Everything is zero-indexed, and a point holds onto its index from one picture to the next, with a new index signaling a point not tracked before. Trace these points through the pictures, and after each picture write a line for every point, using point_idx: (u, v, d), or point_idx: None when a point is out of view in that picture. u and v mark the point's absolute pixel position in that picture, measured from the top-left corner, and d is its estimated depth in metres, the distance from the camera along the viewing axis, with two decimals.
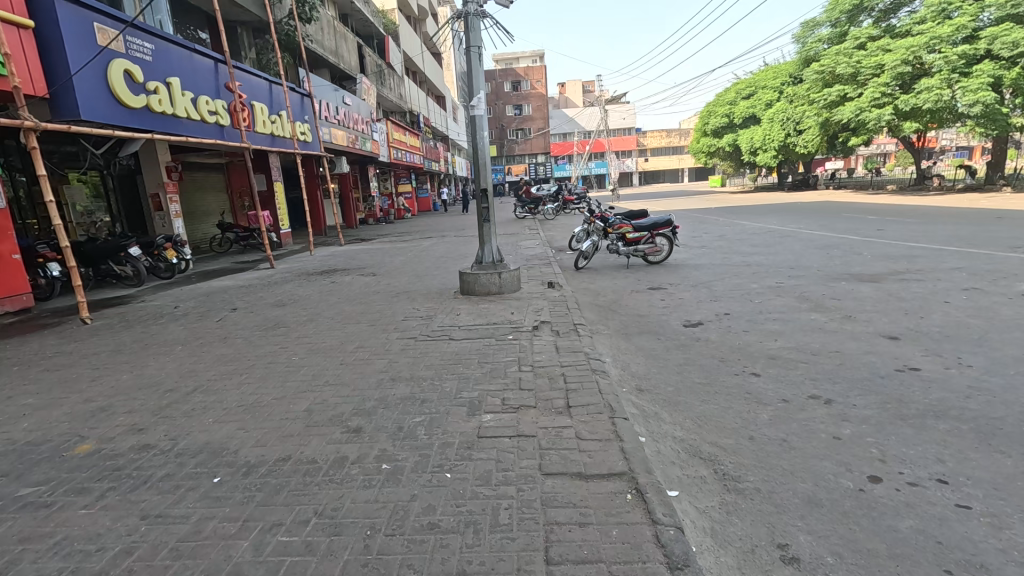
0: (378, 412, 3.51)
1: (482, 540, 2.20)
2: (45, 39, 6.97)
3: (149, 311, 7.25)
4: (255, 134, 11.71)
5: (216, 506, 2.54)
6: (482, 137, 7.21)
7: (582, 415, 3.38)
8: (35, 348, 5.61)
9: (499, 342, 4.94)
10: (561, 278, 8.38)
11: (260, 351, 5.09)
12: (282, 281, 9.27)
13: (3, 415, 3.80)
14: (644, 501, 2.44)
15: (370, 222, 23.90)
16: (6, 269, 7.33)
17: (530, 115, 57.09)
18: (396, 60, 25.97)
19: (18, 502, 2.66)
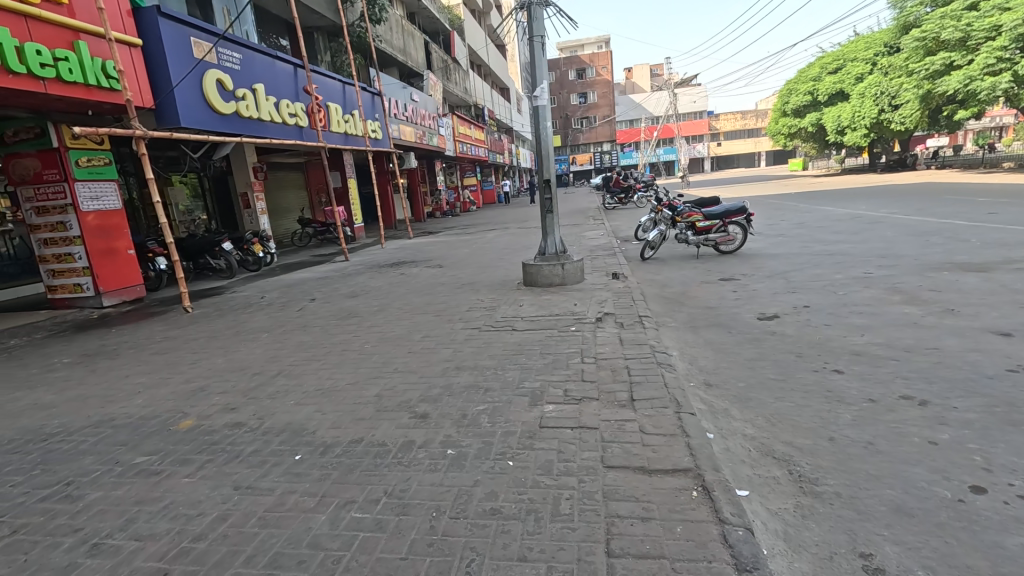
0: (443, 399, 3.63)
1: (544, 528, 2.23)
2: (151, 55, 7.72)
3: (239, 301, 7.91)
4: (330, 134, 12.35)
5: (297, 481, 2.74)
6: (545, 127, 7.17)
7: (647, 409, 3.30)
8: (146, 334, 6.31)
9: (561, 334, 4.93)
10: (626, 269, 8.19)
11: (335, 339, 5.42)
12: (355, 273, 9.77)
13: (122, 392, 4.31)
14: (711, 499, 2.36)
15: (437, 215, 24.57)
16: (123, 263, 8.27)
17: (596, 102, 55.97)
18: (461, 54, 26.38)
19: (134, 468, 3.02)
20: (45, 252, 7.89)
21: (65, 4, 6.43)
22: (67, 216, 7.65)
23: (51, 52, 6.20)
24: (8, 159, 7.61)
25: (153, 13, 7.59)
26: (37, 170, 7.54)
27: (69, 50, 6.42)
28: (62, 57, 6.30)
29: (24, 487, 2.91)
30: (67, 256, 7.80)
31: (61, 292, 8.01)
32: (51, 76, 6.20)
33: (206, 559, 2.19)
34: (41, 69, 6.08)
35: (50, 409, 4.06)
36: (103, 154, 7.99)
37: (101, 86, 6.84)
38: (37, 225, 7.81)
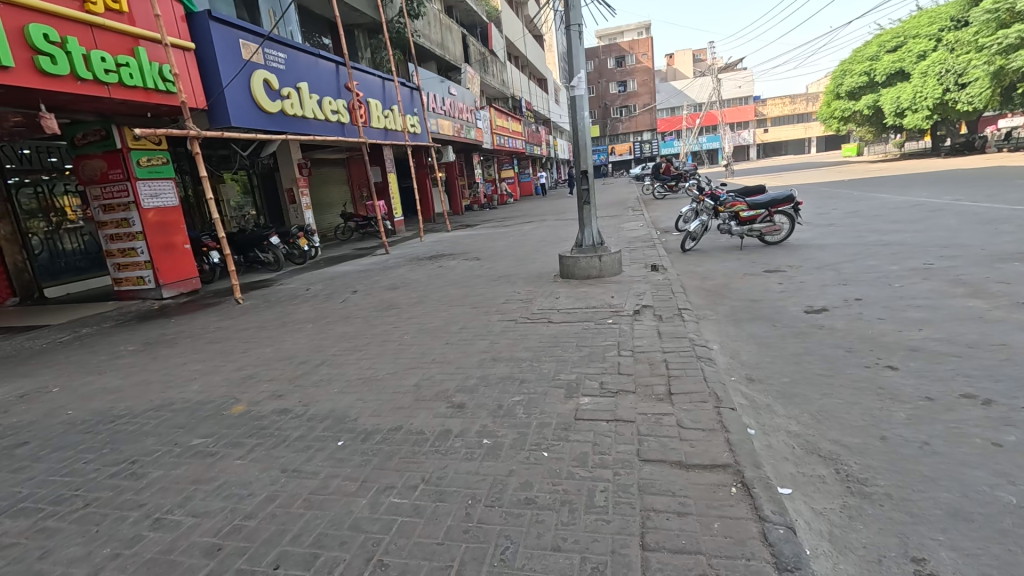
0: (480, 390, 3.68)
1: (578, 519, 2.23)
2: (203, 58, 8.09)
3: (286, 293, 8.24)
4: (371, 129, 12.61)
5: (340, 466, 2.85)
6: (583, 117, 7.09)
7: (685, 403, 3.24)
8: (202, 324, 6.68)
9: (598, 326, 4.89)
10: (666, 261, 8.02)
11: (376, 330, 5.58)
12: (394, 266, 9.98)
13: (180, 378, 4.59)
14: (751, 496, 2.31)
15: (475, 208, 24.74)
16: (179, 257, 8.75)
17: (636, 91, 54.73)
18: (499, 46, 26.34)
19: (191, 449, 3.22)
20: (111, 247, 8.43)
21: (125, 13, 6.82)
22: (130, 213, 8.14)
23: (113, 59, 6.59)
24: (77, 161, 8.16)
25: (205, 17, 7.93)
26: (103, 170, 8.05)
27: (130, 56, 6.81)
28: (123, 63, 6.69)
29: (95, 464, 3.15)
30: (130, 251, 8.31)
31: (126, 284, 8.56)
32: (114, 82, 6.60)
33: (256, 536, 2.32)
34: (105, 75, 6.48)
35: (116, 393, 4.37)
36: (161, 154, 8.45)
37: (159, 90, 7.23)
38: (103, 222, 8.35)
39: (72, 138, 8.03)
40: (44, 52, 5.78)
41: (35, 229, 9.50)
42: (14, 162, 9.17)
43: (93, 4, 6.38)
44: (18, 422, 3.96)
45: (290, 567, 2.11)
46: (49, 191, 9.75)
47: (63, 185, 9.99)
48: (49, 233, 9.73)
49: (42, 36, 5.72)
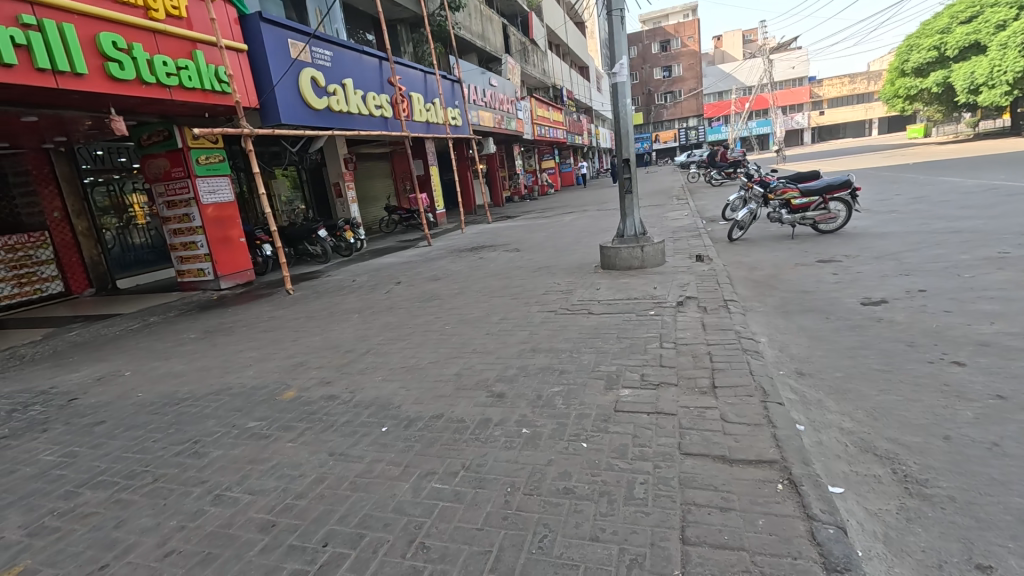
0: (519, 380, 3.71)
1: (616, 510, 2.22)
2: (255, 58, 8.42)
3: (334, 284, 8.53)
4: (413, 123, 12.80)
5: (384, 451, 2.95)
6: (625, 105, 6.95)
7: (729, 396, 3.16)
8: (256, 313, 7.03)
9: (640, 318, 4.81)
10: (712, 251, 7.78)
11: (419, 320, 5.70)
12: (436, 257, 10.14)
13: (237, 364, 4.86)
14: (799, 494, 2.23)
15: (515, 199, 24.75)
16: (235, 249, 9.21)
17: (681, 76, 53.00)
18: (539, 35, 26.10)
19: (248, 431, 3.41)
20: (174, 241, 8.96)
21: (184, 18, 7.18)
22: (190, 208, 8.62)
23: (174, 62, 6.95)
24: (144, 160, 8.70)
25: (256, 19, 8.24)
26: (166, 168, 8.56)
27: (188, 59, 7.16)
28: (182, 66, 7.05)
29: (163, 443, 3.39)
30: (191, 244, 8.82)
31: (188, 276, 9.09)
32: (175, 84, 6.97)
33: (307, 515, 2.44)
34: (166, 78, 6.85)
35: (181, 377, 4.68)
36: (217, 152, 8.89)
37: (215, 90, 7.58)
38: (167, 217, 8.88)
39: (139, 139, 8.57)
40: (113, 59, 6.17)
41: (107, 225, 10.23)
42: (89, 162, 9.90)
43: (155, 11, 6.74)
44: (96, 402, 4.31)
45: (337, 545, 2.21)
46: (119, 189, 10.47)
47: (132, 183, 10.69)
48: (119, 228, 10.46)
49: (111, 43, 6.11)
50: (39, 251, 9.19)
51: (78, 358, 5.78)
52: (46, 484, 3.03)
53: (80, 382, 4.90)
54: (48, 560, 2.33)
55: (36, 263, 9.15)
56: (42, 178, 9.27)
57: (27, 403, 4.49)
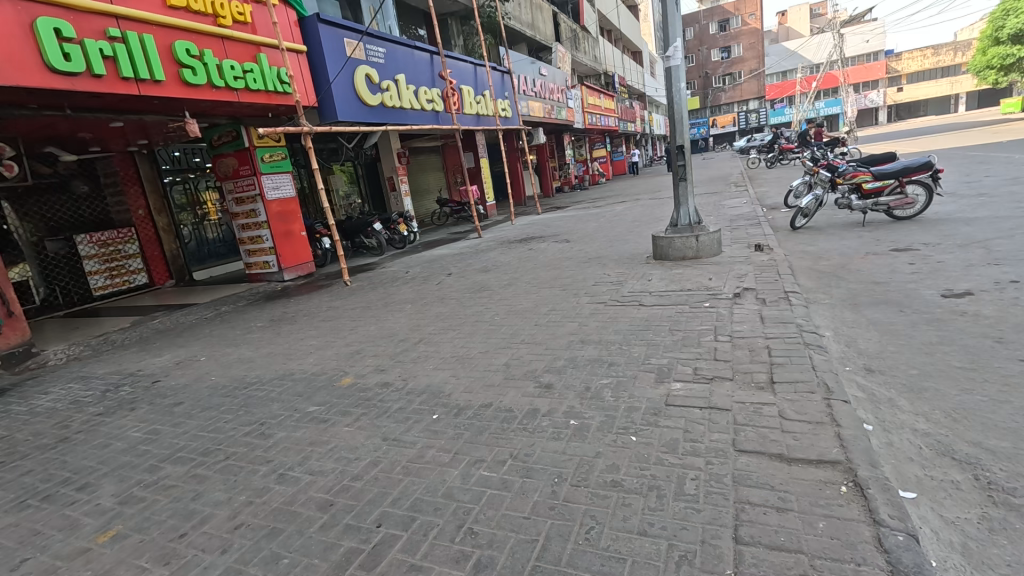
0: (568, 371, 3.70)
1: (666, 506, 2.18)
2: (313, 58, 8.76)
3: (388, 275, 8.79)
4: (464, 116, 12.92)
5: (435, 438, 3.03)
6: (679, 89, 6.69)
7: (789, 393, 3.01)
8: (316, 304, 7.38)
9: (693, 310, 4.66)
10: (773, 240, 7.40)
11: (469, 311, 5.79)
12: (487, 249, 10.22)
13: (300, 352, 5.14)
14: (864, 497, 2.10)
15: (566, 189, 24.52)
16: (297, 243, 9.67)
17: (742, 56, 50.40)
18: (591, 21, 25.57)
19: (308, 415, 3.60)
20: (242, 235, 9.53)
21: (250, 23, 7.55)
22: (257, 204, 9.13)
23: (241, 66, 7.34)
24: (215, 160, 9.29)
25: (314, 20, 8.56)
26: (234, 167, 9.10)
27: (253, 62, 7.54)
28: (248, 69, 7.43)
29: (233, 423, 3.64)
30: (258, 238, 9.35)
31: (255, 268, 9.65)
32: (242, 87, 7.36)
33: (362, 497, 2.55)
34: (234, 81, 7.25)
35: (249, 363, 5.01)
36: (280, 149, 9.34)
37: (278, 91, 7.94)
38: (236, 213, 9.45)
39: (210, 140, 9.15)
40: (186, 65, 6.60)
41: (184, 221, 11.03)
42: (168, 163, 10.69)
43: (223, 18, 7.14)
44: (175, 385, 4.68)
45: (391, 526, 2.30)
46: (194, 188, 11.25)
47: (205, 182, 11.45)
48: (195, 224, 11.24)
49: (184, 51, 6.54)
50: (126, 246, 10.05)
51: (161, 344, 6.31)
52: (133, 457, 3.33)
53: (162, 365, 5.34)
54: (136, 526, 2.56)
55: (124, 257, 10.02)
56: (128, 178, 10.07)
57: (118, 383, 4.95)
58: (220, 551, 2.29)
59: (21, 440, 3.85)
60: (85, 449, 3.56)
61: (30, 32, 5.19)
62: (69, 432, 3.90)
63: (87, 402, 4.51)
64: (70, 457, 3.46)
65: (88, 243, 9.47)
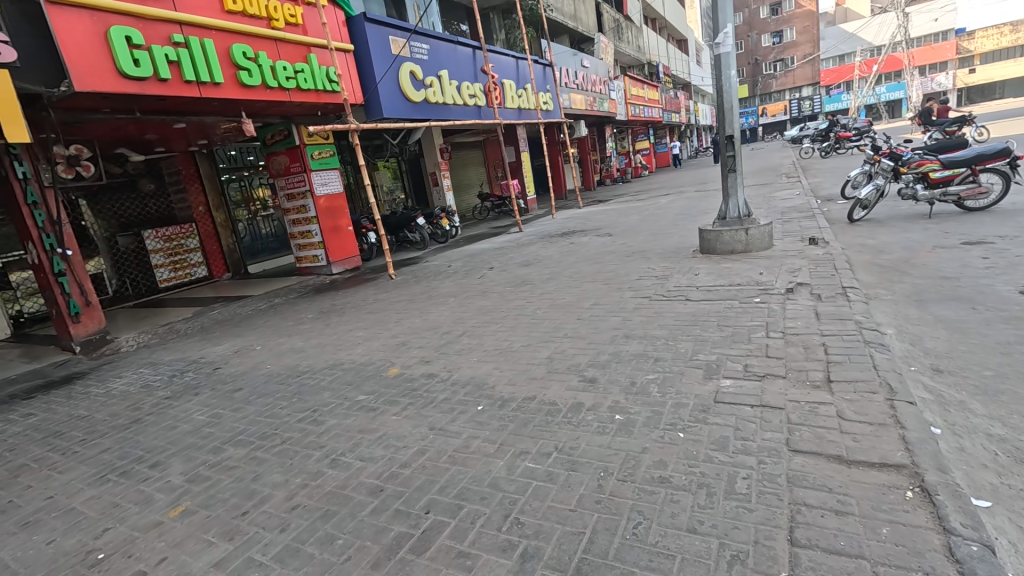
0: (612, 366, 3.67)
1: (716, 504, 2.14)
2: (360, 57, 8.98)
3: (431, 269, 8.95)
4: (505, 110, 12.94)
5: (480, 428, 3.08)
6: (729, 77, 6.45)
7: (847, 392, 2.88)
8: (363, 296, 7.59)
9: (743, 305, 4.52)
10: (829, 233, 7.05)
11: (511, 304, 5.82)
12: (528, 243, 10.22)
13: (348, 342, 5.32)
14: (932, 503, 1.99)
15: (607, 183, 24.19)
16: (344, 237, 9.98)
17: (795, 40, 48.08)
18: (634, 10, 25.03)
19: (357, 404, 3.72)
20: (294, 230, 9.91)
21: (301, 25, 7.79)
22: (307, 200, 9.46)
23: (292, 67, 7.60)
24: (268, 158, 9.67)
25: (361, 20, 8.76)
26: (286, 164, 9.46)
27: (304, 62, 7.79)
28: (299, 70, 7.68)
29: (289, 410, 3.82)
30: (308, 233, 9.71)
31: (305, 261, 10.04)
32: (293, 86, 7.61)
33: (410, 483, 2.63)
34: (286, 81, 7.51)
35: (301, 353, 5.22)
36: (328, 147, 9.65)
37: (327, 90, 8.17)
38: (288, 209, 9.84)
39: (264, 139, 9.53)
40: (243, 67, 6.89)
41: (240, 216, 11.57)
42: (225, 162, 11.21)
43: (276, 21, 7.41)
44: (234, 372, 4.95)
45: (439, 513, 2.36)
46: (249, 185, 11.78)
47: (259, 179, 11.96)
48: (249, 219, 11.77)
49: (241, 54, 6.83)
50: (188, 241, 10.65)
51: (220, 333, 6.66)
52: (198, 439, 3.54)
53: (221, 353, 5.65)
54: (203, 503, 2.73)
55: (186, 251, 10.63)
56: (189, 176, 10.63)
57: (182, 370, 5.28)
58: (279, 530, 2.42)
59: (99, 420, 4.17)
60: (156, 430, 3.82)
61: (104, 40, 5.56)
62: (140, 414, 4.19)
63: (156, 387, 4.83)
64: (143, 437, 3.73)
65: (154, 238, 10.09)
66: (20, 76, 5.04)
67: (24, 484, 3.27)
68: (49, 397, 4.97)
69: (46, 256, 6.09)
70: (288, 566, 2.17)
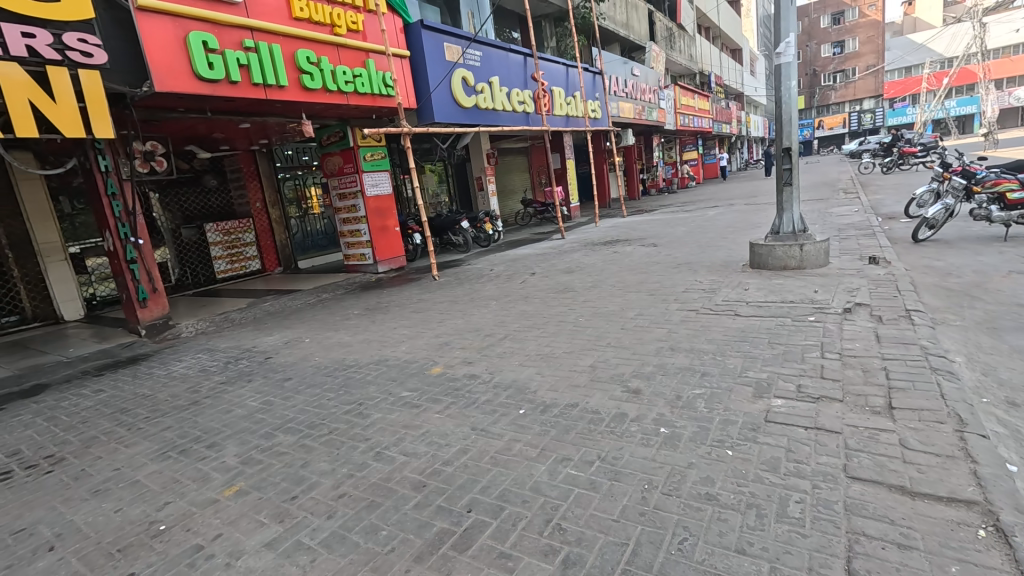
0: (657, 377, 3.61)
1: (767, 526, 2.07)
2: (415, 63, 9.23)
3: (474, 272, 9.05)
4: (553, 117, 12.96)
5: (521, 432, 3.09)
6: (789, 87, 6.25)
7: (911, 420, 2.73)
8: (407, 296, 7.76)
9: (795, 323, 4.36)
10: (891, 252, 6.71)
11: (554, 311, 5.82)
12: (571, 250, 10.19)
13: (392, 339, 5.46)
14: (1009, 545, 1.85)
15: (652, 192, 23.86)
16: (391, 237, 10.23)
17: (857, 51, 46.09)
18: (687, 19, 24.65)
19: (401, 400, 3.80)
20: (343, 228, 10.24)
21: (361, 31, 8.09)
22: (357, 200, 9.75)
23: (351, 71, 7.88)
24: (323, 158, 10.03)
25: (418, 27, 9.00)
26: (340, 165, 9.79)
27: (363, 67, 8.06)
28: (357, 74, 7.96)
29: (336, 401, 3.94)
30: (357, 232, 10.02)
31: (353, 259, 10.34)
32: (351, 90, 7.88)
33: (453, 481, 2.66)
34: (345, 85, 7.79)
35: (348, 347, 5.39)
36: (380, 149, 9.93)
37: (383, 94, 8.41)
38: (339, 208, 10.17)
39: (320, 140, 9.89)
40: (306, 71, 7.20)
41: (293, 214, 12.05)
42: (282, 161, 11.72)
43: (338, 27, 7.71)
44: (285, 361, 5.16)
45: (480, 512, 2.38)
46: (303, 183, 12.26)
47: (312, 178, 12.43)
48: (301, 217, 12.24)
49: (305, 58, 7.14)
50: (244, 235, 11.18)
51: (271, 324, 6.97)
52: (251, 423, 3.71)
53: (273, 343, 5.91)
54: (255, 485, 2.86)
55: (242, 244, 11.15)
56: (249, 174, 11.17)
57: (236, 357, 5.55)
58: (326, 516, 2.50)
59: (162, 400, 4.43)
60: (212, 412, 4.03)
61: (183, 44, 5.94)
62: (198, 396, 4.43)
63: (213, 372, 5.10)
64: (201, 418, 3.93)
65: (215, 231, 10.65)
66: (108, 77, 5.45)
67: (94, 454, 3.50)
68: (116, 375, 5.32)
69: (121, 243, 6.53)
70: (335, 552, 2.24)
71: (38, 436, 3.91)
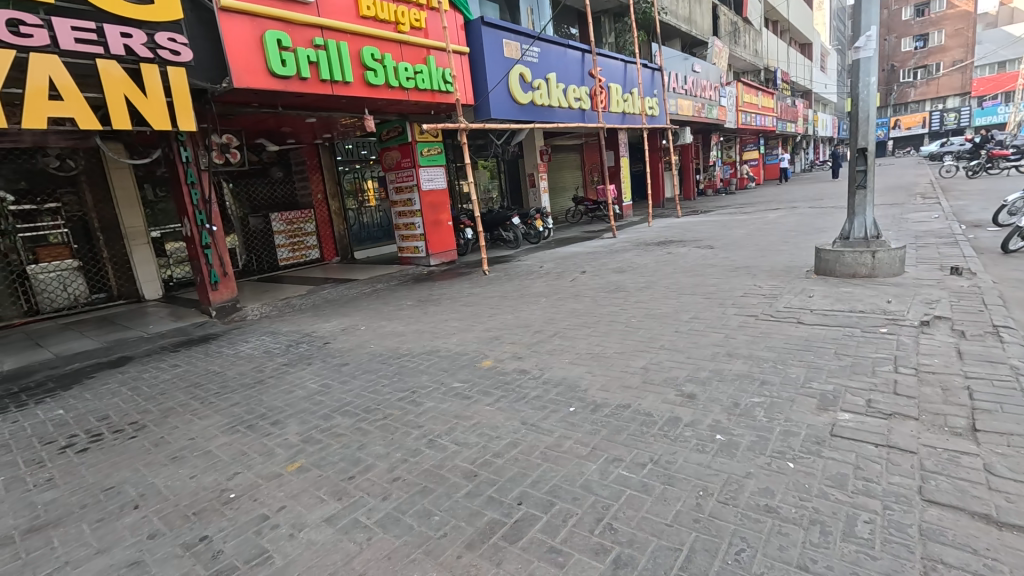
0: (713, 383, 3.50)
1: (832, 544, 1.97)
2: (474, 59, 9.33)
3: (524, 268, 9.08)
4: (609, 114, 12.77)
5: (572, 430, 3.08)
6: (867, 84, 5.86)
7: (998, 445, 2.52)
8: (459, 289, 7.89)
9: (865, 335, 4.11)
10: (975, 263, 6.21)
11: (606, 310, 5.76)
12: (623, 249, 10.02)
13: (444, 331, 5.57)
14: None
15: (709, 192, 23.11)
16: (443, 231, 10.42)
17: (943, 45, 42.68)
18: (754, 13, 23.63)
19: (452, 390, 3.88)
20: (399, 221, 10.50)
21: (423, 29, 8.24)
22: (413, 194, 9.99)
23: (412, 68, 8.06)
24: (382, 152, 10.33)
25: (479, 24, 9.10)
26: (397, 160, 10.04)
27: (423, 64, 8.22)
28: (418, 71, 8.12)
29: (390, 388, 4.08)
30: (411, 225, 10.27)
31: (406, 252, 10.60)
32: (411, 87, 8.05)
33: (503, 473, 2.70)
34: (406, 82, 7.96)
35: (401, 337, 5.55)
36: (436, 145, 10.13)
37: (442, 91, 8.55)
38: (395, 201, 10.45)
39: (380, 135, 10.19)
40: (370, 68, 7.42)
41: (351, 206, 12.50)
42: (342, 155, 12.17)
43: (402, 25, 7.90)
44: (342, 347, 5.37)
45: (531, 505, 2.40)
46: (361, 177, 12.69)
47: (370, 171, 12.83)
48: (358, 209, 12.67)
49: (369, 55, 7.37)
50: (305, 225, 11.71)
51: (329, 311, 7.27)
52: (312, 404, 3.90)
53: (331, 330, 6.16)
54: (316, 463, 3.00)
55: (303, 234, 11.69)
56: (312, 166, 11.66)
57: (297, 341, 5.82)
58: (382, 498, 2.59)
59: (231, 377, 4.72)
60: (276, 392, 4.25)
61: (259, 43, 6.28)
62: (263, 375, 4.69)
63: (275, 353, 5.38)
64: (266, 396, 4.16)
65: (279, 220, 11.23)
66: (193, 73, 5.83)
67: (172, 424, 3.78)
68: (190, 352, 5.72)
69: (197, 229, 6.99)
70: (389, 532, 2.32)
71: (123, 404, 4.27)
